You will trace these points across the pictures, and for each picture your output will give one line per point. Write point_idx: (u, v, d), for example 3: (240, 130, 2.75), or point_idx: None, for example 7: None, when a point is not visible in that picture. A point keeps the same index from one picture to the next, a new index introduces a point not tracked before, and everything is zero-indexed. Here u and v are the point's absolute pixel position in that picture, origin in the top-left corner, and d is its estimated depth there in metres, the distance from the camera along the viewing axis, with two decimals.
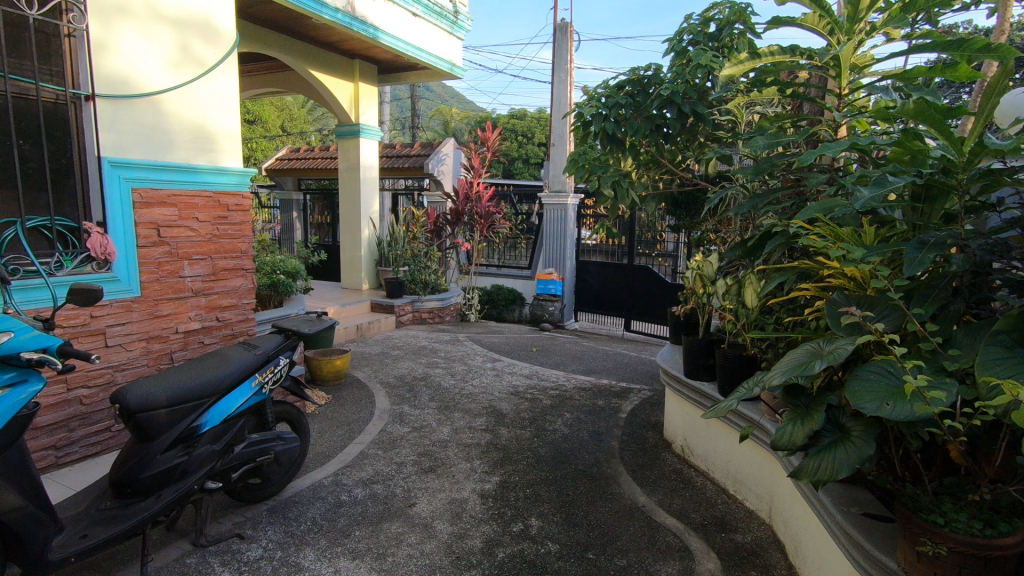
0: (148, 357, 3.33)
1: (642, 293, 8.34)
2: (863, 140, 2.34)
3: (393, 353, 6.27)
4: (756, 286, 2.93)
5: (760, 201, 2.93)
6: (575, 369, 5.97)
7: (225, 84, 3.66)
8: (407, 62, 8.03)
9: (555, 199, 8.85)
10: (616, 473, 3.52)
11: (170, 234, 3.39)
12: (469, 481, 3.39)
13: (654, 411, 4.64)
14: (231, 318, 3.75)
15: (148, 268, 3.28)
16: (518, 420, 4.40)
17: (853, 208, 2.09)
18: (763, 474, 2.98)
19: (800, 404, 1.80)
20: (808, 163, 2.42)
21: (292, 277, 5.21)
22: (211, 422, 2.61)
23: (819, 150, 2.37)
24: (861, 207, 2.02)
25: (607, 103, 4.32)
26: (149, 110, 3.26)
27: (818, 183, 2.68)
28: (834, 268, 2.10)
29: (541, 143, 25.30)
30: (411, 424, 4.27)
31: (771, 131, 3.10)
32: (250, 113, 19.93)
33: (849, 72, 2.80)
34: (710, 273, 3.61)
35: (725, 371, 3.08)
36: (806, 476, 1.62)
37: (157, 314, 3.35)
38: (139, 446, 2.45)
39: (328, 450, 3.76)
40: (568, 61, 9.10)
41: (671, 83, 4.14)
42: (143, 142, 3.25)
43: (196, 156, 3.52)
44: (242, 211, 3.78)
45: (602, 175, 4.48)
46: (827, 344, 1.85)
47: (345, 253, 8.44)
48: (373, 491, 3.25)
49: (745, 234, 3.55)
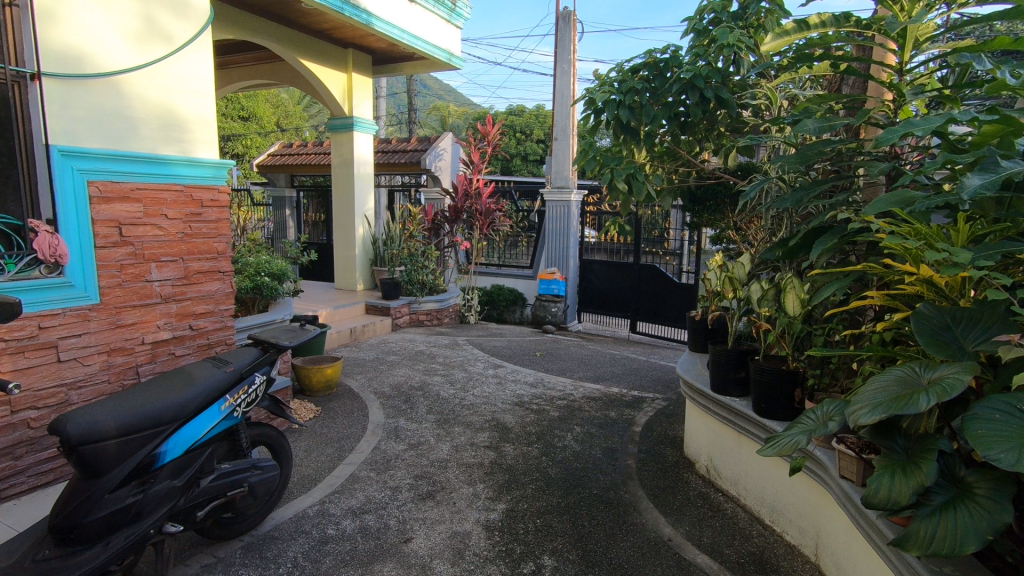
0: (110, 373, 2.95)
1: (649, 293, 7.97)
2: (959, 117, 1.95)
3: (388, 359, 5.90)
4: (798, 291, 2.58)
5: (804, 195, 2.60)
6: (582, 376, 5.60)
7: (197, 65, 3.30)
8: (403, 51, 7.64)
9: (556, 195, 8.48)
10: (636, 499, 3.15)
11: (135, 233, 3.01)
12: (472, 511, 3.01)
13: (670, 424, 4.27)
14: (207, 327, 3.40)
15: (108, 271, 2.91)
16: (524, 436, 4.03)
17: (955, 198, 1.69)
18: (808, 507, 2.62)
19: (897, 447, 1.46)
20: (889, 143, 2.02)
21: (278, 279, 4.77)
22: (173, 452, 2.24)
23: (903, 130, 1.99)
24: (969, 197, 1.63)
25: (621, 88, 3.92)
26: (109, 91, 2.87)
27: (880, 173, 2.34)
28: (914, 274, 1.76)
29: (541, 140, 24.88)
30: (407, 441, 3.90)
31: (817, 114, 2.72)
32: (245, 110, 19.60)
33: (913, 46, 2.42)
34: (740, 276, 3.23)
35: (761, 385, 2.72)
36: (915, 547, 1.28)
37: (120, 323, 2.97)
38: (85, 484, 2.07)
39: (314, 473, 3.39)
40: (571, 51, 8.66)
41: (691, 66, 3.73)
42: (102, 129, 2.87)
43: (165, 146, 3.15)
44: (218, 207, 3.43)
45: (614, 168, 4.11)
46: (927, 371, 1.50)
47: (339, 252, 8.05)
48: (364, 523, 2.87)
49: (779, 231, 3.18)
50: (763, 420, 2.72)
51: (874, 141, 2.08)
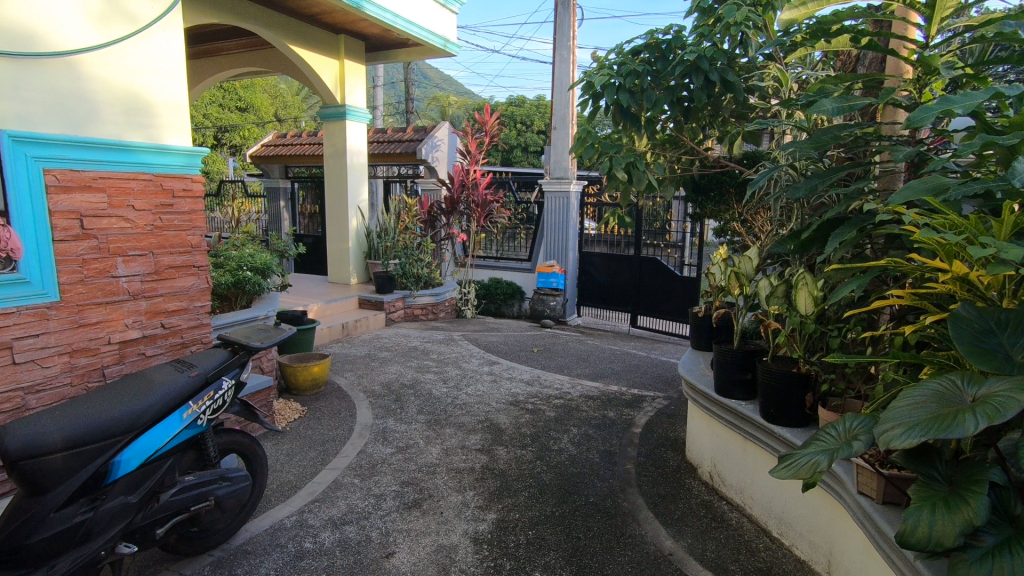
0: (72, 376, 2.76)
1: (650, 286, 7.77)
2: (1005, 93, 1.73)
3: (380, 355, 5.70)
4: (811, 288, 2.37)
5: (818, 183, 2.39)
6: (580, 373, 5.40)
7: (164, 46, 3.09)
8: (397, 37, 7.38)
9: (555, 185, 8.26)
10: (634, 508, 2.96)
11: (98, 225, 2.81)
12: (460, 521, 2.83)
13: (672, 425, 4.08)
14: (180, 325, 3.20)
15: (68, 266, 2.71)
16: (518, 438, 3.84)
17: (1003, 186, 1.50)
18: (819, 520, 2.43)
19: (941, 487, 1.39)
20: (920, 123, 1.80)
21: (262, 273, 4.56)
22: (128, 466, 2.05)
23: (941, 107, 1.77)
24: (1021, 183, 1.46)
25: (621, 70, 3.67)
26: (66, 73, 2.67)
27: (905, 158, 2.12)
28: (951, 272, 1.57)
29: (541, 130, 24.55)
30: (395, 443, 3.71)
31: (833, 95, 2.48)
32: (242, 101, 19.36)
33: (943, 19, 2.21)
34: (747, 271, 3.02)
35: (769, 389, 2.52)
36: None
37: (83, 322, 2.78)
38: (28, 502, 1.88)
39: (295, 479, 3.20)
40: (570, 37, 8.39)
41: (695, 47, 3.51)
42: (60, 114, 2.66)
43: (131, 132, 2.95)
44: (191, 198, 3.23)
45: (613, 156, 3.89)
46: (969, 386, 1.35)
47: (332, 244, 7.84)
48: (344, 535, 2.69)
49: (789, 223, 2.98)
50: (771, 427, 2.53)
51: (905, 121, 1.85)
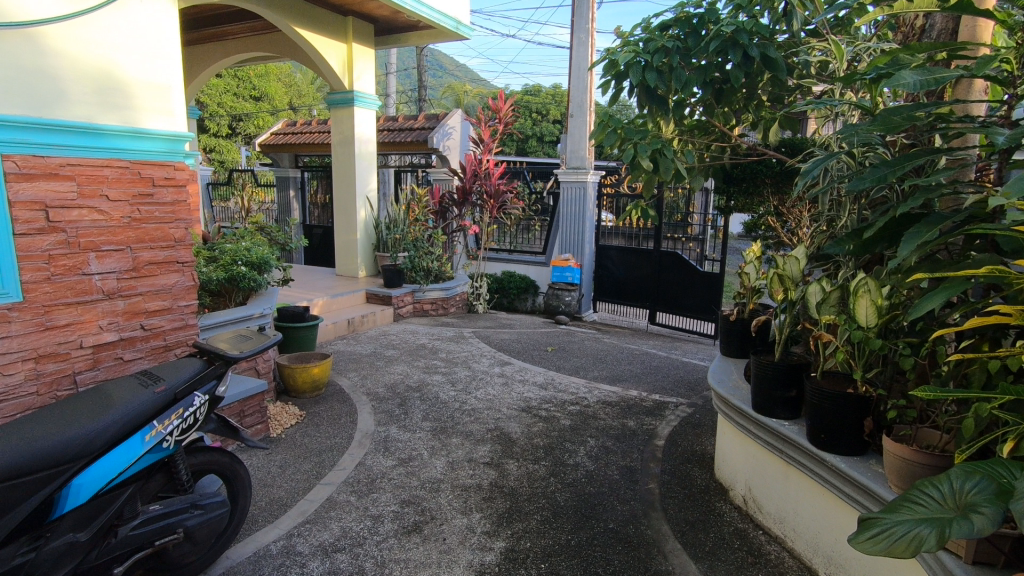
0: (39, 384, 2.50)
1: (669, 282, 7.40)
2: None
3: (386, 354, 5.42)
4: (874, 296, 2.03)
5: (887, 172, 1.98)
6: (597, 376, 5.07)
7: (141, 18, 2.81)
8: (407, 18, 7.01)
9: (572, 175, 7.86)
10: (659, 538, 2.65)
11: (67, 218, 2.54)
12: (465, 551, 2.53)
13: (698, 437, 3.74)
14: (162, 326, 2.93)
15: (33, 263, 2.45)
16: (530, 450, 3.53)
17: None
18: (876, 564, 2.09)
19: None
20: None
21: (259, 269, 4.27)
22: (77, 500, 1.78)
23: None
24: None
25: (648, 48, 3.30)
26: (26, 46, 2.40)
27: (1008, 141, 1.73)
28: None
29: (555, 120, 24.09)
30: (397, 455, 3.43)
31: (910, 66, 2.08)
32: (256, 89, 19.27)
33: None
34: (793, 274, 2.63)
35: (822, 411, 2.18)
36: None
37: (51, 324, 2.51)
38: None
39: (286, 496, 2.92)
40: (590, 19, 7.94)
41: (733, 20, 3.14)
42: (21, 93, 2.39)
43: (104, 114, 2.68)
44: (173, 187, 2.94)
45: (638, 142, 3.53)
46: None
47: (340, 236, 7.57)
48: (334, 566, 2.41)
49: (843, 219, 2.61)
50: (822, 454, 2.19)
51: None
